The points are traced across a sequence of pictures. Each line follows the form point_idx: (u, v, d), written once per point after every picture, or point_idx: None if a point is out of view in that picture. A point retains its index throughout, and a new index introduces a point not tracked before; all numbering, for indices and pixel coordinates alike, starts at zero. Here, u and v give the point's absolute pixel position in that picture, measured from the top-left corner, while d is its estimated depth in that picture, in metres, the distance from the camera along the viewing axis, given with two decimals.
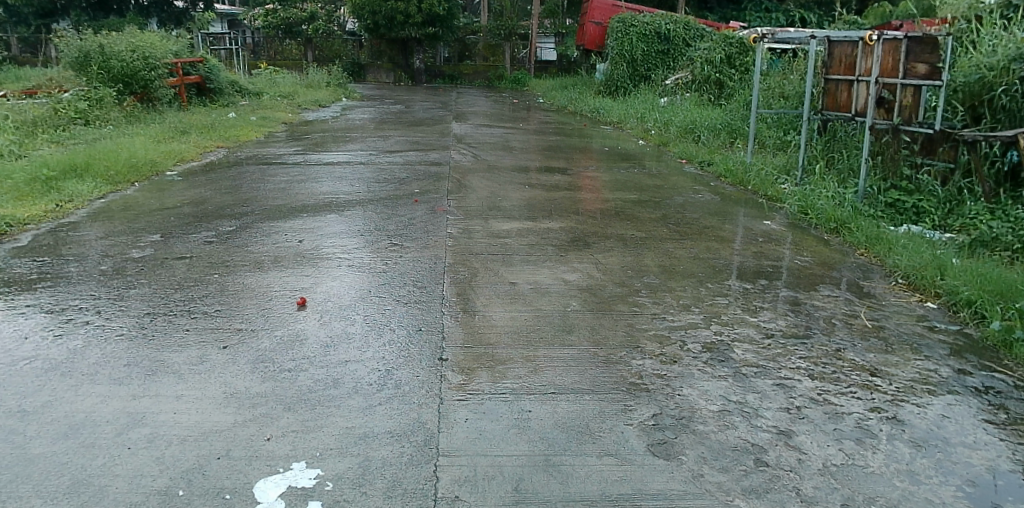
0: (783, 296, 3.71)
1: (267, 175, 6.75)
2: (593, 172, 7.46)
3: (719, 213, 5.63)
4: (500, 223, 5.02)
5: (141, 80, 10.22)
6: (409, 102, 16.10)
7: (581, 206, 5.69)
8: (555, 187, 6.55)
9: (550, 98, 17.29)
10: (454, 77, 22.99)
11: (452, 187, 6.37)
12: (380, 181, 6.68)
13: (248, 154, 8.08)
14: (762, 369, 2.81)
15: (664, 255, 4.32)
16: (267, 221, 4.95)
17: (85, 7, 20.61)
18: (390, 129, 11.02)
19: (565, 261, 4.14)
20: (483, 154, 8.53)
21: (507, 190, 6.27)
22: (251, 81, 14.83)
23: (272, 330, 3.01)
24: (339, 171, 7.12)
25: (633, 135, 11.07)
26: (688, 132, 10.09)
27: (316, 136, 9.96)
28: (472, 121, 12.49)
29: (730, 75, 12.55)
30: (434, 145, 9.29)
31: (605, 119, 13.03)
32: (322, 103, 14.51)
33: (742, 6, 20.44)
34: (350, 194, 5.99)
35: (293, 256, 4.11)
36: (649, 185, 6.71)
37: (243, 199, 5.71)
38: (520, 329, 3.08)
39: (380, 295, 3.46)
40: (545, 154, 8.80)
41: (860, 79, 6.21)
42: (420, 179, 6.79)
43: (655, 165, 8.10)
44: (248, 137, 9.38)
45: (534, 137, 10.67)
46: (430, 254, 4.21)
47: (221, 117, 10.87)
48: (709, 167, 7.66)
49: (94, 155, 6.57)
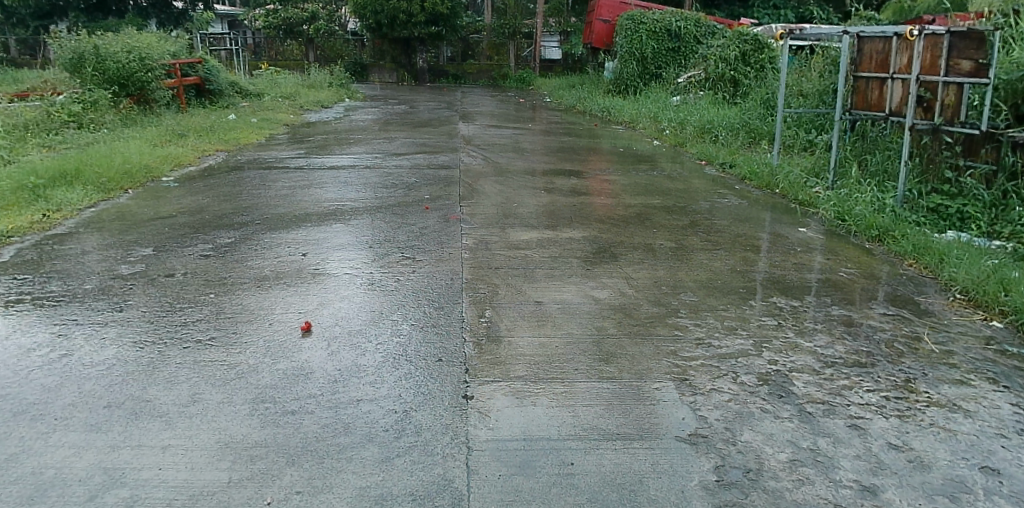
0: (835, 317, 3.37)
1: (269, 181, 6.43)
2: (609, 175, 7.13)
3: (748, 220, 5.30)
4: (517, 233, 4.69)
5: (138, 82, 9.89)
6: (413, 102, 15.79)
7: (602, 212, 5.36)
8: (572, 191, 6.22)
9: (557, 97, 16.98)
10: (458, 77, 22.71)
11: (464, 192, 6.06)
12: (387, 186, 6.36)
13: (249, 158, 7.77)
14: (829, 406, 2.46)
15: (697, 269, 3.98)
16: (268, 232, 4.64)
17: (84, 9, 20.36)
18: (395, 130, 10.70)
19: (592, 275, 3.81)
20: (493, 157, 8.20)
21: (521, 196, 5.95)
22: (252, 82, 14.54)
23: (272, 361, 2.69)
24: (344, 176, 6.79)
25: (646, 135, 10.73)
26: (704, 132, 9.76)
27: (320, 139, 9.64)
28: (479, 122, 12.16)
29: (745, 73, 12.21)
30: (441, 147, 8.98)
31: (616, 118, 12.70)
32: (325, 104, 14.19)
33: (751, 3, 20.05)
34: (355, 201, 5.67)
35: (296, 272, 3.79)
36: (670, 189, 6.38)
37: (242, 207, 5.39)
38: (552, 359, 2.75)
39: (392, 318, 3.14)
40: (557, 156, 8.48)
41: (895, 76, 5.88)
42: (429, 185, 6.46)
43: (673, 167, 7.76)
44: (249, 140, 9.07)
45: (544, 138, 10.33)
46: (444, 269, 3.88)
47: (221, 119, 10.56)
48: (731, 169, 7.33)
49: (86, 161, 6.26)
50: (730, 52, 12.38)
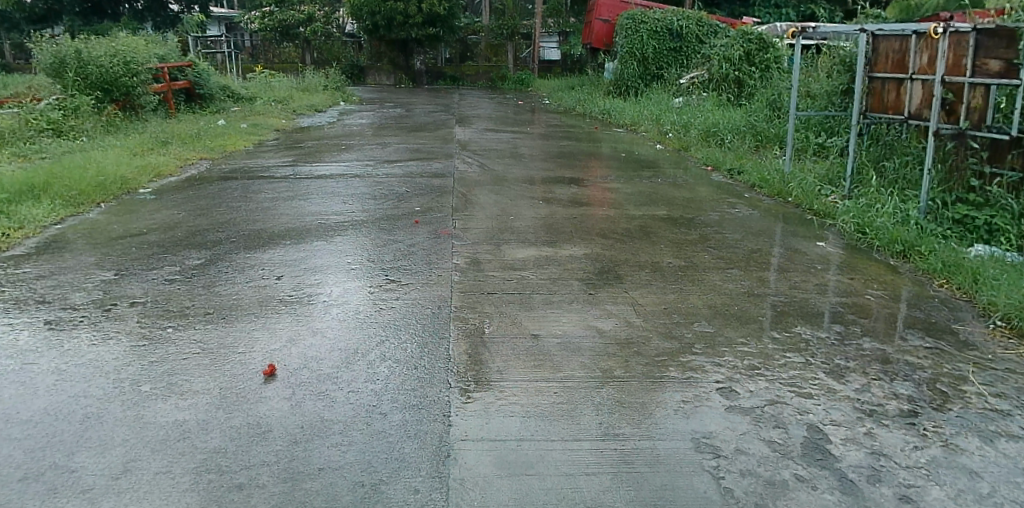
0: (867, 351, 3.00)
1: (251, 192, 6.06)
2: (611, 182, 6.77)
3: (763, 235, 4.94)
4: (513, 251, 4.33)
5: (123, 87, 9.51)
6: (409, 105, 15.44)
7: (605, 226, 5.00)
8: (572, 201, 5.87)
9: (556, 98, 16.63)
10: (456, 79, 22.37)
11: (457, 204, 5.70)
12: (377, 197, 5.99)
13: (235, 167, 7.40)
14: (873, 471, 2.10)
15: (711, 292, 3.62)
16: (243, 251, 4.28)
17: (77, 13, 20.01)
18: (390, 135, 10.36)
19: (596, 300, 3.45)
20: (490, 163, 7.84)
21: (519, 207, 5.58)
22: (244, 86, 14.19)
23: (225, 416, 2.33)
24: (332, 186, 6.43)
25: (649, 139, 10.37)
26: (709, 135, 9.40)
27: (310, 145, 9.28)
28: (476, 125, 11.80)
29: (749, 73, 11.84)
30: (436, 153, 8.62)
31: (617, 121, 12.34)
32: (318, 107, 13.82)
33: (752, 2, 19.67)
34: (341, 214, 5.30)
35: (267, 301, 3.42)
36: (677, 199, 6.01)
37: (219, 222, 5.02)
38: (549, 412, 2.38)
39: (369, 358, 2.77)
40: (557, 162, 8.12)
41: (915, 77, 5.52)
42: (422, 195, 6.09)
43: (679, 173, 7.40)
44: (236, 147, 8.70)
45: (543, 142, 9.97)
46: (432, 295, 3.51)
47: (210, 125, 10.20)
48: (740, 175, 6.96)
49: (57, 172, 5.90)
50: (734, 51, 12.00)
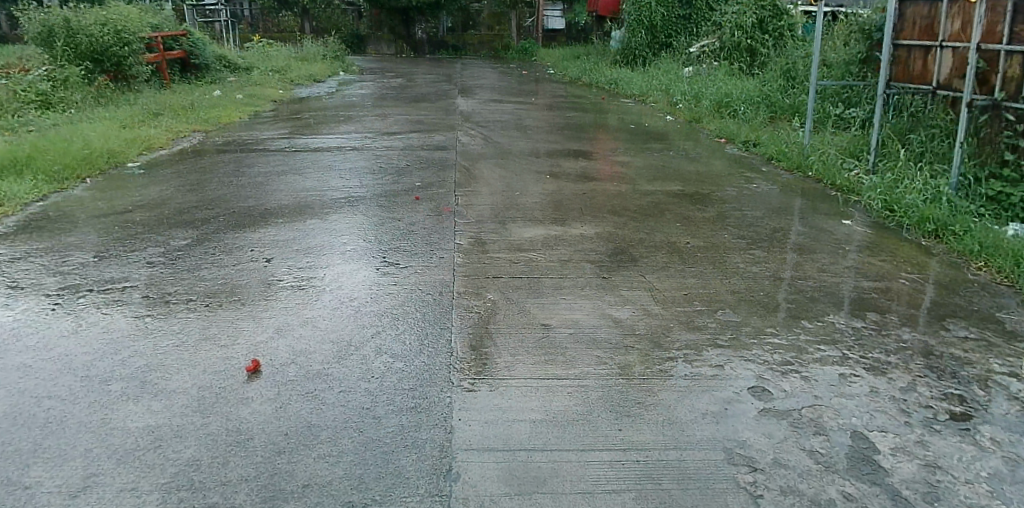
0: (906, 344, 2.76)
1: (244, 166, 5.79)
2: (621, 155, 6.49)
3: (784, 213, 4.67)
4: (520, 230, 4.07)
5: (113, 57, 9.18)
6: (411, 75, 15.06)
7: (618, 203, 4.73)
8: (581, 175, 5.59)
9: (561, 68, 16.23)
10: (458, 49, 21.90)
11: (461, 178, 5.43)
12: (377, 171, 5.72)
13: (229, 139, 7.11)
14: (929, 487, 1.87)
15: (734, 277, 3.37)
16: (232, 230, 4.02)
17: None
18: (390, 106, 10.04)
19: (611, 285, 3.20)
20: (494, 136, 7.55)
21: (526, 182, 5.31)
22: (241, 56, 13.82)
23: (202, 422, 2.10)
24: (329, 159, 6.15)
25: (659, 110, 10.04)
26: (721, 106, 9.10)
27: (308, 116, 8.97)
28: (480, 96, 11.46)
29: (762, 41, 11.43)
30: (438, 125, 8.32)
31: (625, 91, 12.00)
32: (317, 78, 13.46)
33: None
34: (338, 190, 5.03)
35: (254, 286, 3.17)
36: (691, 173, 5.73)
37: (209, 199, 4.76)
38: (563, 419, 2.14)
39: (364, 352, 2.52)
40: (564, 134, 7.82)
41: (945, 46, 5.20)
42: (423, 169, 5.81)
43: (692, 146, 7.10)
44: (230, 118, 8.40)
45: (549, 113, 9.65)
46: (433, 279, 3.25)
47: (205, 96, 9.88)
48: (757, 148, 6.67)
49: (40, 146, 5.62)
50: (747, 19, 11.57)
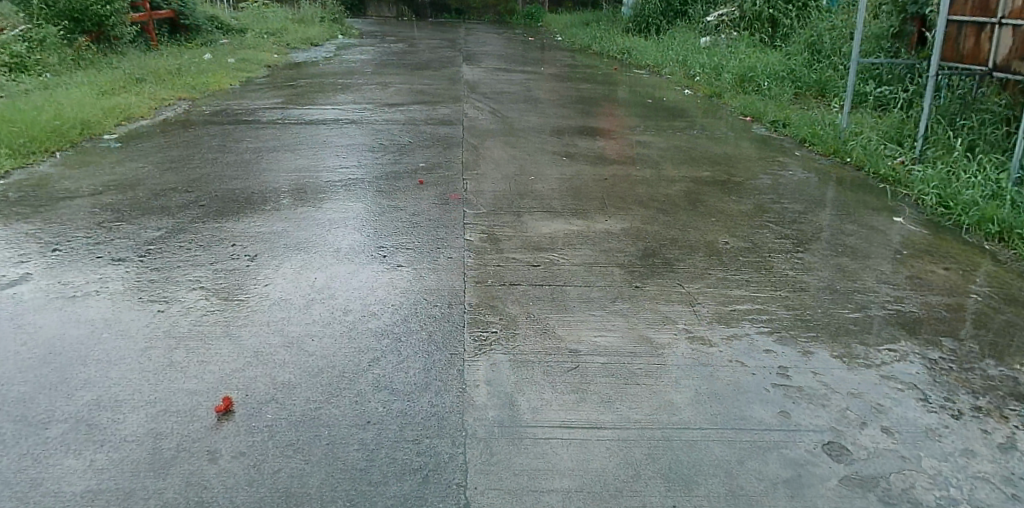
0: (996, 380, 2.36)
1: (232, 141, 5.32)
2: (639, 134, 6.04)
3: (826, 207, 4.24)
4: (538, 224, 3.64)
5: (96, 17, 8.64)
6: (413, 40, 14.47)
7: (642, 192, 4.30)
8: (598, 157, 5.15)
9: (569, 35, 15.68)
10: (461, 13, 21.19)
11: (468, 159, 4.99)
12: (376, 148, 5.26)
13: (217, 109, 6.62)
14: None
15: (784, 290, 2.97)
16: (211, 219, 3.58)
17: None
18: (391, 73, 9.52)
19: (645, 299, 2.79)
20: (502, 109, 7.08)
21: (539, 164, 4.87)
22: (234, 18, 13.22)
23: (157, 487, 1.68)
24: (325, 134, 5.68)
25: (674, 84, 9.59)
26: (744, 80, 8.80)
27: (303, 84, 8.46)
28: (485, 64, 10.94)
29: (784, 11, 11.04)
30: (443, 96, 7.83)
31: (638, 63, 11.51)
32: (314, 41, 12.88)
33: None
34: (333, 171, 4.57)
35: (233, 293, 2.73)
36: (718, 157, 5.29)
37: (190, 180, 4.31)
38: (605, 488, 1.73)
39: (359, 386, 2.10)
40: (577, 108, 7.35)
41: (1004, 23, 4.71)
42: (426, 147, 5.36)
43: (714, 126, 6.64)
44: (220, 85, 7.90)
45: (558, 84, 9.15)
46: (440, 286, 2.83)
47: (194, 61, 9.35)
48: (789, 131, 6.22)
49: (8, 116, 5.15)
50: None
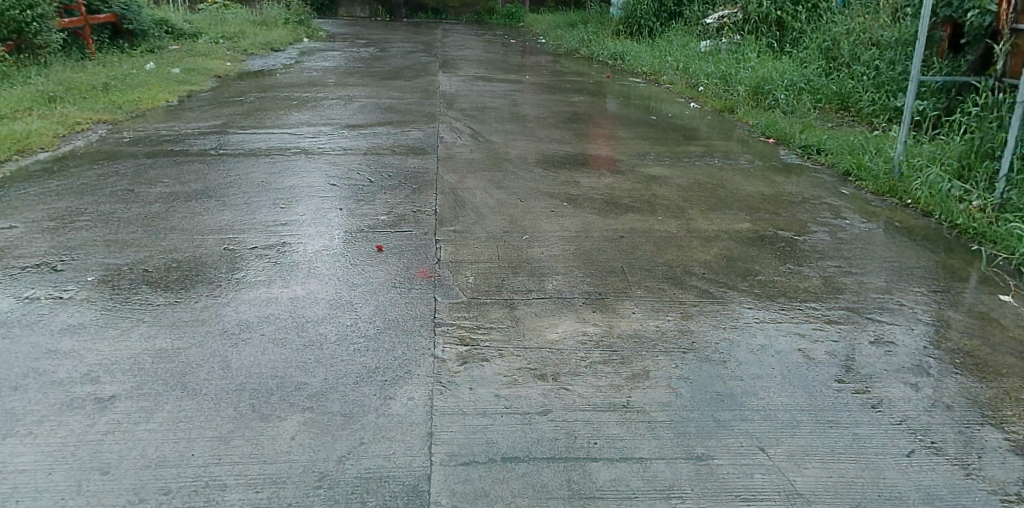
0: None
1: (144, 183, 4.24)
2: (650, 166, 5.04)
3: (909, 277, 3.27)
4: (541, 320, 2.61)
5: (11, 22, 7.51)
6: (385, 43, 13.38)
7: (672, 259, 3.29)
8: (606, 200, 4.14)
9: (554, 37, 14.70)
10: (438, 12, 20.08)
11: (446, 206, 3.96)
12: (327, 190, 4.20)
13: (140, 134, 5.54)
14: None
15: (915, 460, 1.96)
16: (65, 322, 2.49)
17: None
18: (357, 84, 8.45)
19: (716, 492, 1.77)
20: (484, 130, 6.06)
21: (533, 214, 3.84)
22: (187, 22, 12.08)
23: None
24: (266, 170, 4.60)
25: (675, 96, 8.66)
26: (759, 93, 7.88)
27: (254, 99, 7.38)
28: (464, 72, 9.90)
29: (793, 14, 10.22)
30: (415, 113, 6.80)
31: (633, 70, 10.55)
32: (276, 46, 11.75)
33: None
34: (264, 228, 3.49)
35: (44, 500, 1.67)
36: (752, 200, 4.31)
37: (64, 246, 3.21)
38: None
39: None
40: (571, 127, 6.35)
41: None
42: (392, 188, 4.32)
43: (734, 153, 5.65)
44: (154, 103, 6.81)
45: (547, 96, 8.13)
46: (392, 469, 1.79)
47: (130, 72, 8.24)
48: (828, 159, 5.36)
49: None
50: None
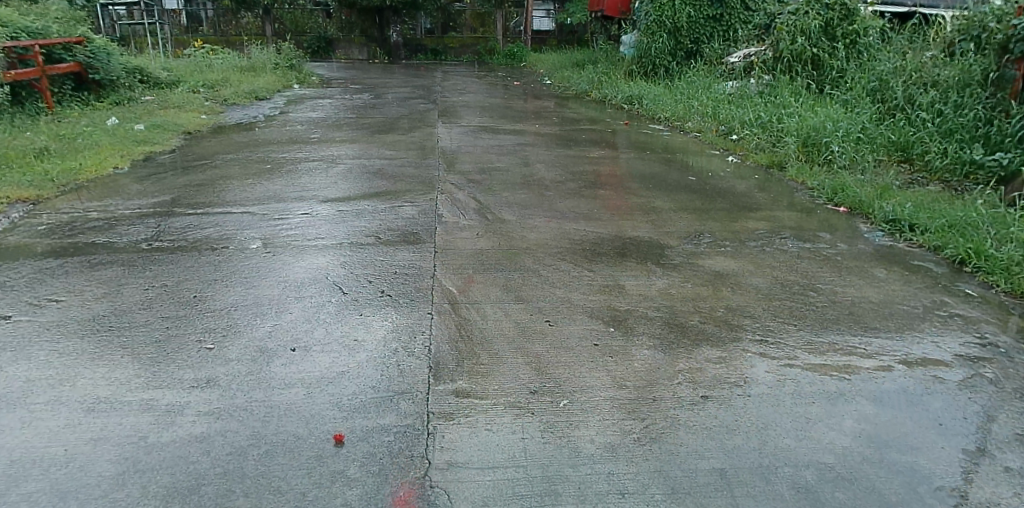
0: None
1: (29, 303, 3.11)
2: (706, 253, 3.92)
3: None
4: None
5: None
6: (381, 87, 12.43)
7: (789, 447, 2.14)
8: (666, 319, 2.99)
9: (561, 77, 13.74)
10: (437, 53, 19.20)
11: (447, 335, 2.83)
12: (281, 309, 3.05)
13: (62, 221, 4.48)
14: None
15: None
16: None
17: None
18: (344, 140, 7.42)
19: None
20: (490, 202, 4.97)
21: (570, 351, 2.68)
22: (164, 69, 11.13)
23: None
24: (206, 275, 3.46)
25: (709, 146, 7.59)
26: (810, 144, 6.80)
27: (222, 161, 6.33)
28: (466, 120, 8.86)
29: (830, 51, 9.28)
30: (408, 178, 5.73)
31: (653, 114, 9.52)
32: (260, 93, 10.77)
33: None
34: (169, 397, 2.33)
35: None
36: (860, 314, 3.17)
37: None
38: None
39: None
40: (595, 195, 5.26)
41: None
42: (372, 301, 3.16)
43: (805, 230, 4.53)
44: (98, 172, 5.79)
45: (562, 151, 7.08)
46: None
47: (83, 131, 7.24)
48: (929, 240, 4.24)
49: None
50: (811, 21, 9.43)
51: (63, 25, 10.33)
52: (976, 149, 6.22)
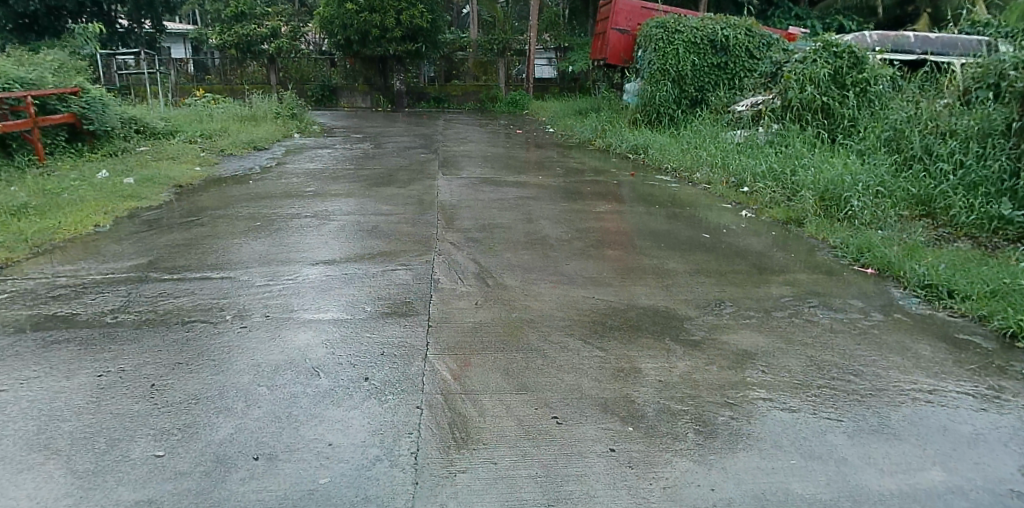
0: None
1: None
2: (730, 327, 3.54)
3: None
4: None
5: None
6: (381, 136, 12.20)
7: None
8: (691, 416, 2.60)
9: (564, 126, 13.53)
10: (440, 100, 19.11)
11: (438, 438, 2.43)
12: (249, 402, 2.67)
13: (27, 289, 4.12)
14: None
15: None
16: None
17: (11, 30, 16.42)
18: (340, 194, 7.10)
19: None
20: (490, 264, 4.62)
21: (582, 463, 2.29)
22: (161, 118, 10.89)
23: None
24: (171, 357, 3.09)
25: (720, 199, 7.26)
26: (827, 197, 6.45)
27: (210, 218, 5.99)
28: (467, 172, 8.57)
29: (840, 99, 9.00)
30: (404, 236, 5.38)
31: (660, 164, 9.23)
32: (258, 143, 10.52)
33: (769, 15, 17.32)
34: None
35: None
36: (911, 404, 2.79)
37: None
38: None
39: None
40: (604, 255, 4.91)
41: None
42: (354, 390, 2.78)
43: (832, 295, 4.15)
44: (78, 231, 5.45)
45: (567, 205, 6.76)
46: None
47: (70, 185, 6.92)
48: (972, 308, 3.85)
49: None
50: (820, 69, 9.18)
51: (60, 76, 10.15)
52: (1003, 203, 5.85)
